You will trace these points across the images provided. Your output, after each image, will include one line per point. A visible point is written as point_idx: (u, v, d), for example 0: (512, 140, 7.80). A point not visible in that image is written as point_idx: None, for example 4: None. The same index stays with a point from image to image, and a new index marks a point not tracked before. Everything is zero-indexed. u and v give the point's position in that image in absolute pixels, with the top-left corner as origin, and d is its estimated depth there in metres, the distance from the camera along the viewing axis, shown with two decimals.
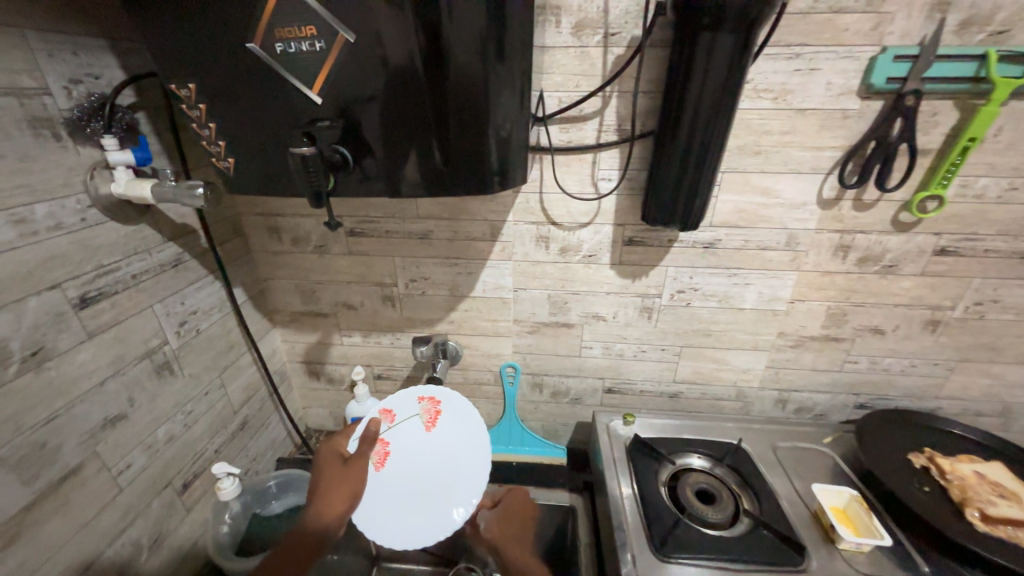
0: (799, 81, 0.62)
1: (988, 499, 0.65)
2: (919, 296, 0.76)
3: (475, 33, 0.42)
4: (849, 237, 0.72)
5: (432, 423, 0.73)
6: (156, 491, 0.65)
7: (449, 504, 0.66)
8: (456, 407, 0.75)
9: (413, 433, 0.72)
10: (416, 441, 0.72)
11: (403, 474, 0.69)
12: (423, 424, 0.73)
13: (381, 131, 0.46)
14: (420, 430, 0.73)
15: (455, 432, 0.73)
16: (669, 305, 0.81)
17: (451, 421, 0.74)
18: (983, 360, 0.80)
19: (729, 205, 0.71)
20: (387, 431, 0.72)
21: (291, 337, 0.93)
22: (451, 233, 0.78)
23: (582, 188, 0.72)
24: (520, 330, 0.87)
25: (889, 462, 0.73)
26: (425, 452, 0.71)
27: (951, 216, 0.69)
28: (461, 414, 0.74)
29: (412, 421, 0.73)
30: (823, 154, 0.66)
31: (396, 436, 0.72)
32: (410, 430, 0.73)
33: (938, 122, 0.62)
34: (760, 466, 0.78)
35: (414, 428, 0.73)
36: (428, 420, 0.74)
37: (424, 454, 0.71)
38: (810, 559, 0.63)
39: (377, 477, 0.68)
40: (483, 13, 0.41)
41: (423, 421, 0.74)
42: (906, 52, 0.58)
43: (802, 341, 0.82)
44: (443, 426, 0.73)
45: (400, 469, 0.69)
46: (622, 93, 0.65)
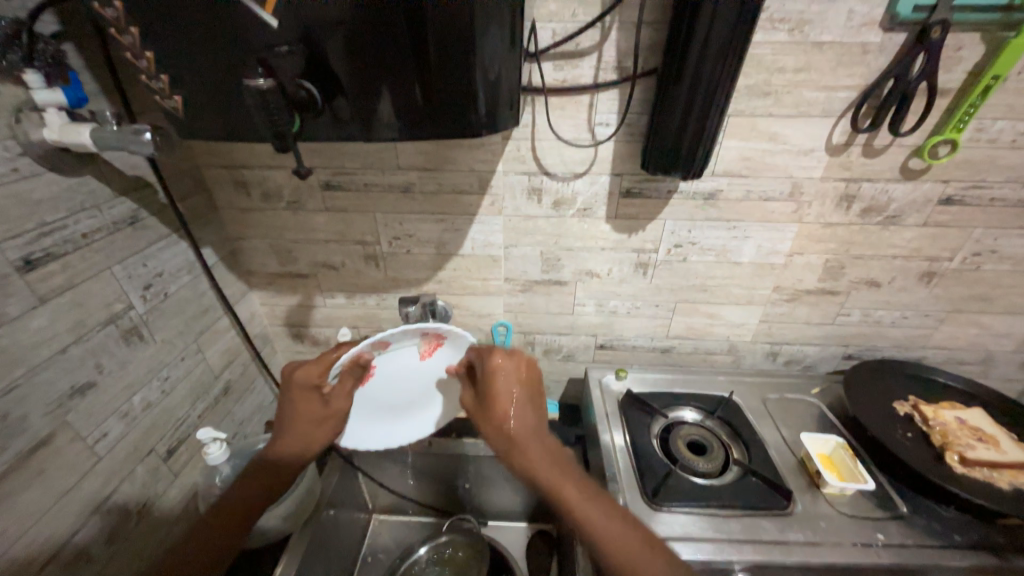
0: (818, 9, 0.56)
1: (967, 442, 0.67)
2: (919, 248, 0.74)
3: None
4: (854, 186, 0.69)
5: (429, 354, 0.66)
6: (139, 458, 0.63)
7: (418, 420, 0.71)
8: (459, 345, 0.65)
9: (406, 359, 0.66)
10: (407, 364, 0.66)
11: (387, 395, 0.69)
12: (420, 353, 0.66)
13: (350, 61, 0.40)
14: (415, 357, 0.66)
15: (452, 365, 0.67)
16: (665, 260, 0.78)
17: (449, 356, 0.67)
18: (973, 311, 0.81)
19: (733, 152, 0.67)
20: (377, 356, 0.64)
21: (271, 299, 0.88)
22: (435, 186, 0.73)
23: (577, 134, 0.66)
24: (512, 288, 0.84)
25: (875, 411, 0.75)
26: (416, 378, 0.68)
27: (962, 163, 0.66)
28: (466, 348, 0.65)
29: (407, 348, 0.64)
30: (837, 94, 0.61)
31: (387, 360, 0.65)
32: (406, 356, 0.66)
33: (961, 58, 0.58)
34: (750, 417, 0.79)
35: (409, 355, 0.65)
36: (427, 349, 0.66)
37: (414, 379, 0.68)
38: (796, 504, 0.64)
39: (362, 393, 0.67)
40: None
41: (419, 349, 0.65)
42: None
43: (797, 295, 0.81)
44: (441, 357, 0.67)
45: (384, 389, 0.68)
46: (623, 23, 0.58)
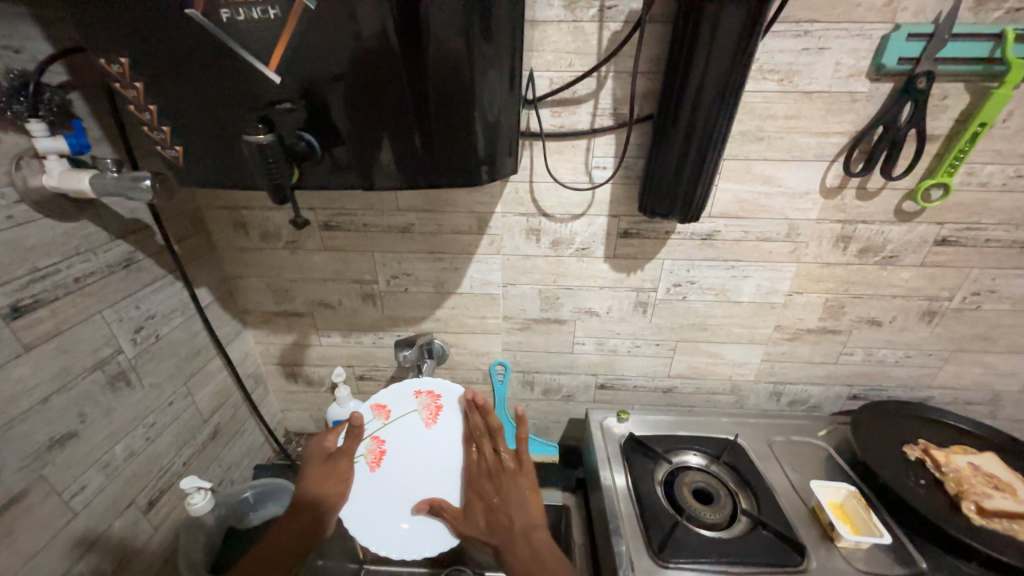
0: (807, 61, 0.58)
1: (984, 491, 0.64)
2: (918, 287, 0.74)
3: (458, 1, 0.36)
4: (851, 227, 0.69)
5: (432, 419, 0.73)
6: (117, 512, 0.60)
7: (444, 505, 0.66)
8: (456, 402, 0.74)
9: (411, 430, 0.72)
10: (414, 438, 0.71)
11: (403, 474, 0.68)
12: (421, 421, 0.72)
13: (351, 114, 0.41)
14: (418, 426, 0.72)
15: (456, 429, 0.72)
16: (665, 299, 0.77)
17: (451, 418, 0.73)
18: (977, 350, 0.80)
19: (729, 194, 0.68)
20: (382, 428, 0.71)
21: (265, 338, 0.87)
22: (434, 226, 0.73)
23: (574, 177, 0.67)
24: (510, 327, 0.83)
25: (886, 455, 0.72)
26: (423, 450, 0.71)
27: (954, 205, 0.66)
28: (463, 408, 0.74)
29: (407, 418, 0.72)
30: (829, 140, 0.63)
31: (392, 433, 0.71)
32: (409, 426, 0.72)
33: (947, 106, 0.59)
34: (756, 461, 0.76)
35: (413, 424, 0.72)
36: (428, 417, 0.73)
37: (423, 454, 0.70)
38: (809, 559, 0.61)
39: (371, 476, 0.67)
40: None
41: (422, 417, 0.73)
42: (919, 31, 0.54)
43: (799, 334, 0.80)
44: (444, 424, 0.73)
45: (397, 469, 0.68)
46: (618, 73, 0.60)
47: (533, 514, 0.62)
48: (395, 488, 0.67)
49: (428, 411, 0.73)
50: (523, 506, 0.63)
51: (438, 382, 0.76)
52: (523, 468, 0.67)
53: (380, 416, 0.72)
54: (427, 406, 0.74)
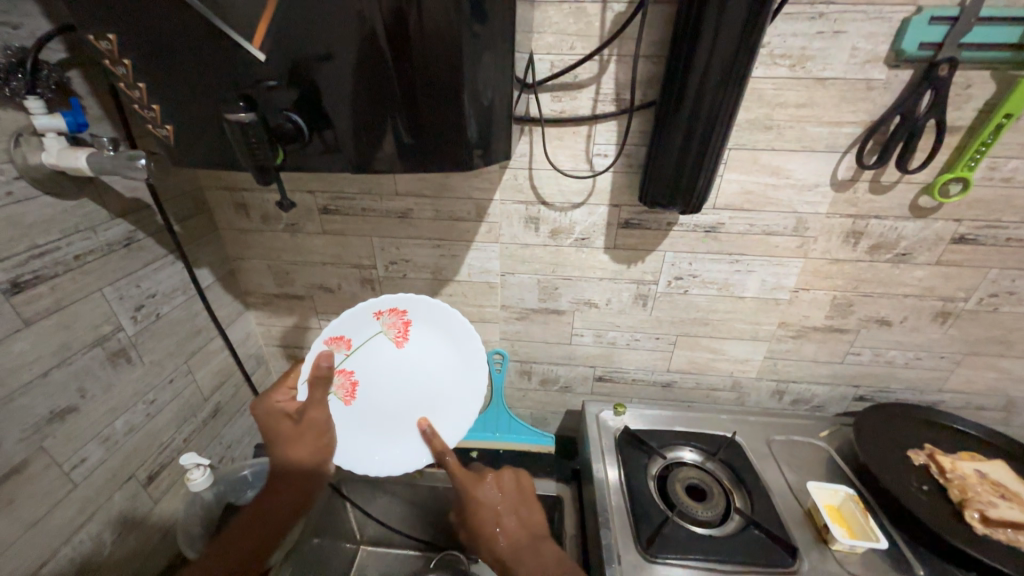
0: (821, 46, 0.55)
1: (989, 500, 0.62)
2: (932, 287, 0.71)
3: None
4: (862, 222, 0.66)
5: (402, 336, 0.67)
6: (118, 484, 0.61)
7: (443, 419, 0.65)
8: (424, 313, 0.66)
9: (379, 352, 0.67)
10: (387, 359, 0.67)
11: (383, 392, 0.67)
12: (391, 341, 0.67)
13: (338, 97, 0.40)
14: (389, 349, 0.67)
15: (432, 343, 0.67)
16: (666, 292, 0.76)
17: (422, 331, 0.67)
18: (992, 354, 0.76)
19: (734, 186, 0.65)
20: (346, 359, 0.65)
21: (267, 321, 0.88)
22: (433, 212, 0.72)
23: (575, 165, 0.66)
24: (508, 316, 0.82)
25: (888, 459, 0.70)
26: (403, 368, 0.67)
27: (974, 202, 0.63)
28: (433, 320, 0.66)
29: (374, 341, 0.66)
30: (842, 130, 0.60)
31: (359, 360, 0.66)
32: (376, 348, 0.67)
33: (971, 96, 0.56)
34: (753, 460, 0.74)
35: (383, 345, 0.67)
36: (397, 334, 0.67)
37: (403, 374, 0.67)
38: (802, 560, 0.60)
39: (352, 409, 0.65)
40: None
41: (392, 339, 0.67)
42: (944, 14, 0.51)
43: (804, 332, 0.78)
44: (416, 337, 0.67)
45: (378, 394, 0.66)
46: (621, 57, 0.58)
47: (535, 525, 0.65)
48: (380, 411, 0.66)
49: (396, 331, 0.67)
50: (525, 515, 0.66)
51: (401, 297, 0.66)
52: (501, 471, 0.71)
53: (341, 347, 0.65)
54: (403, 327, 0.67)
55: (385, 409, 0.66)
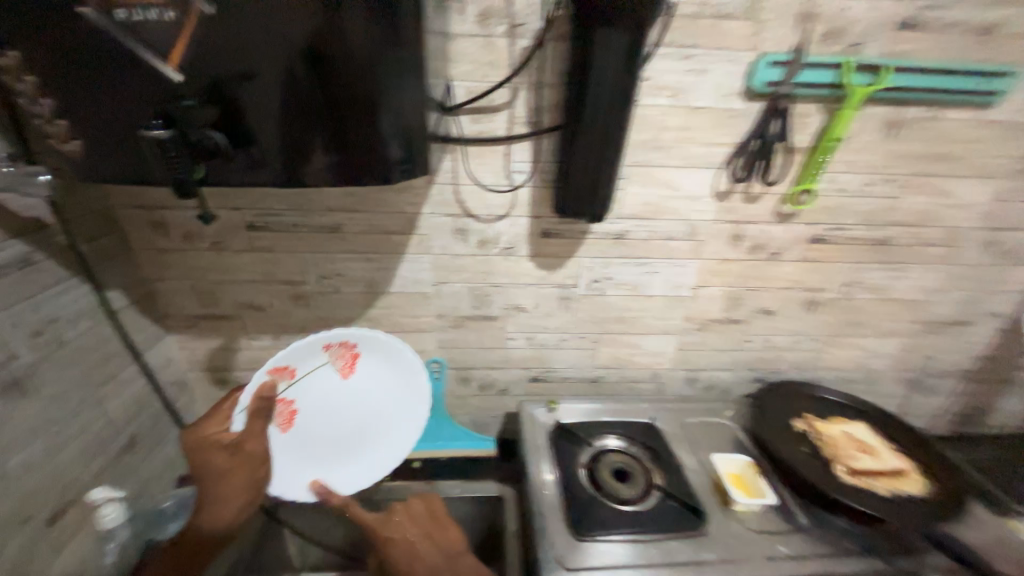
0: (692, 80, 0.66)
1: (851, 454, 0.74)
2: (801, 279, 0.84)
3: (359, 15, 0.40)
4: (741, 227, 0.78)
5: (349, 368, 0.68)
6: (10, 530, 0.56)
7: (377, 450, 0.68)
8: (372, 345, 0.68)
9: (322, 382, 0.68)
10: (329, 389, 0.68)
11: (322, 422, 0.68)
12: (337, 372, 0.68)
13: (259, 115, 0.42)
14: (333, 379, 0.68)
15: (378, 373, 0.70)
16: (586, 294, 0.84)
17: (370, 361, 0.69)
18: (852, 334, 0.92)
19: (636, 197, 0.74)
20: (287, 389, 0.66)
21: (189, 343, 0.84)
22: (364, 225, 0.75)
23: (496, 180, 0.72)
24: (444, 325, 0.86)
25: (779, 429, 0.81)
26: (347, 398, 0.69)
27: (822, 208, 0.77)
28: (382, 352, 0.69)
29: (319, 371, 0.68)
30: (717, 150, 0.71)
31: (300, 391, 0.67)
32: (320, 379, 0.68)
33: (808, 123, 0.70)
34: (671, 441, 0.83)
35: (327, 375, 0.68)
36: (343, 366, 0.68)
37: (347, 403, 0.69)
38: (710, 523, 0.68)
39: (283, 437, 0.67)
40: None
41: (337, 370, 0.68)
42: (780, 58, 0.64)
43: (706, 324, 0.89)
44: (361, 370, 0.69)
45: (316, 423, 0.68)
46: (529, 85, 0.65)
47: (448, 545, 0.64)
48: (316, 439, 0.68)
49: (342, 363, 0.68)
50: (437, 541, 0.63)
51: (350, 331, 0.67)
52: (406, 502, 0.67)
53: (282, 377, 0.66)
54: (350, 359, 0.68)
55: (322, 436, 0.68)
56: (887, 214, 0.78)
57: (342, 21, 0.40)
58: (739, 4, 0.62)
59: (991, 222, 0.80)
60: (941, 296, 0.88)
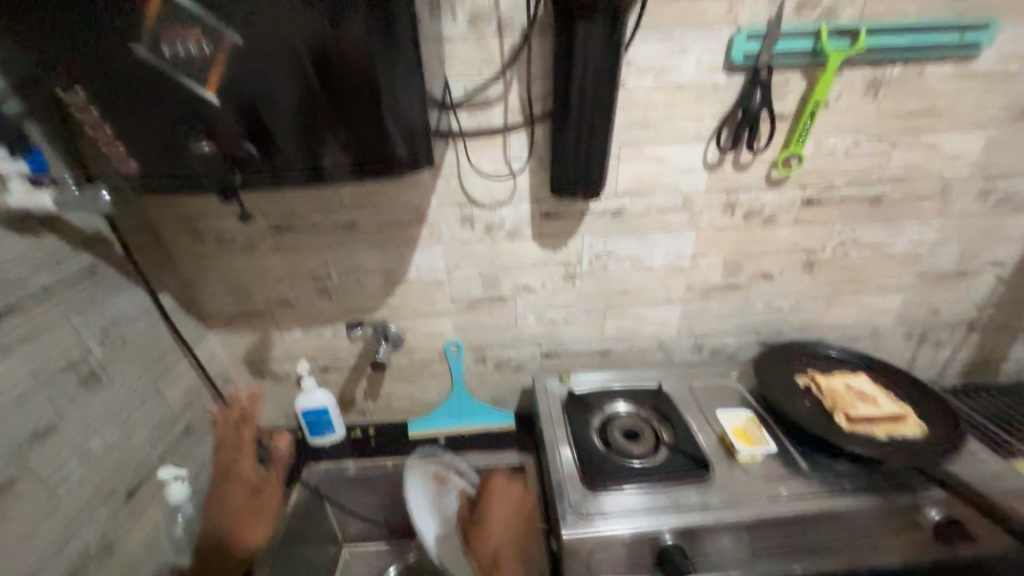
0: (674, 59, 0.70)
1: (852, 402, 0.78)
2: (796, 243, 0.88)
3: (363, 27, 0.45)
4: (733, 195, 0.82)
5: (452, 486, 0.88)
6: (100, 500, 0.65)
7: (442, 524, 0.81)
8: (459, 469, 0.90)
9: (422, 484, 0.85)
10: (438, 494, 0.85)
11: (417, 498, 0.82)
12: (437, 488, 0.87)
13: (284, 126, 0.49)
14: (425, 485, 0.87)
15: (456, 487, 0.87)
16: (589, 271, 0.89)
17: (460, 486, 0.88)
18: (853, 293, 0.95)
19: (629, 175, 0.79)
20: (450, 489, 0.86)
21: (229, 340, 0.93)
22: (377, 220, 0.81)
23: (496, 169, 0.77)
24: (458, 308, 0.92)
25: (782, 384, 0.85)
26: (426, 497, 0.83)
27: (811, 171, 0.80)
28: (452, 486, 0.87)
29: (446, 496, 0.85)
30: (705, 123, 0.75)
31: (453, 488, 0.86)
32: (420, 485, 0.85)
33: (791, 90, 0.73)
34: (678, 404, 0.88)
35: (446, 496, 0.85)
36: (441, 477, 0.86)
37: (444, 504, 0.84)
38: (714, 472, 0.73)
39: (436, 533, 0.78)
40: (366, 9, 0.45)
41: (433, 479, 0.88)
42: (757, 31, 0.67)
43: (707, 292, 0.93)
44: (473, 486, 0.89)
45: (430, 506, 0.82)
46: (521, 77, 0.70)
47: None
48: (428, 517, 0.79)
49: (446, 472, 0.88)
50: None
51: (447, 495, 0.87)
52: None
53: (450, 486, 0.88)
54: (429, 473, 0.89)
55: (431, 498, 0.80)
56: (877, 171, 0.81)
57: (344, 26, 0.45)
58: None
59: (983, 172, 0.82)
60: (939, 248, 0.90)
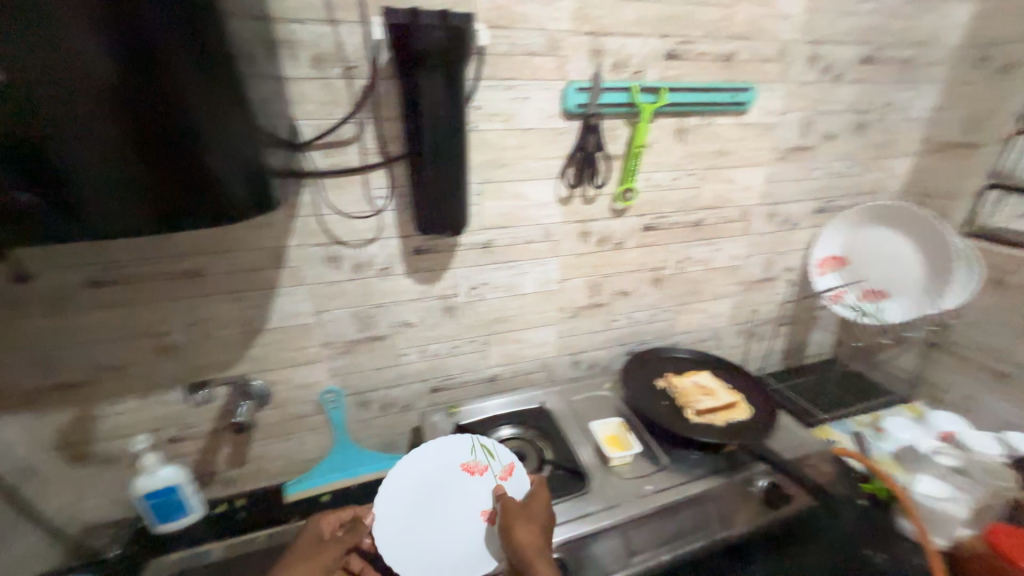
0: (518, 107, 0.77)
1: (698, 398, 0.90)
2: (644, 262, 1.01)
3: (170, 64, 0.43)
4: (586, 225, 0.92)
5: (505, 476, 0.75)
6: None
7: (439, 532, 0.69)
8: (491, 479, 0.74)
9: (457, 465, 0.77)
10: (462, 496, 0.73)
11: (446, 471, 0.76)
12: (472, 470, 0.76)
13: (72, 168, 0.43)
14: (457, 461, 0.77)
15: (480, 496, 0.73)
16: (466, 301, 0.91)
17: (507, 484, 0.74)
18: (694, 302, 1.11)
19: (493, 209, 0.84)
20: (484, 479, 0.75)
21: (30, 424, 0.75)
22: (227, 267, 0.74)
23: (359, 208, 0.76)
24: (332, 353, 0.87)
25: (644, 390, 0.95)
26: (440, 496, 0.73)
27: (645, 201, 0.94)
28: (471, 498, 0.73)
29: (483, 484, 0.74)
30: (553, 162, 0.84)
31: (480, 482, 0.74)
32: (454, 459, 0.77)
33: (618, 135, 0.85)
34: (560, 420, 0.93)
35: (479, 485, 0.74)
36: (477, 465, 0.77)
37: (458, 511, 0.71)
38: (592, 481, 0.79)
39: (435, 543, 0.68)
40: (171, 45, 0.43)
41: (468, 459, 0.77)
42: (583, 85, 0.78)
43: (577, 312, 1.01)
44: (519, 479, 0.75)
45: (439, 511, 0.71)
46: (375, 120, 0.72)
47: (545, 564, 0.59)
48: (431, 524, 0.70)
49: (483, 460, 0.77)
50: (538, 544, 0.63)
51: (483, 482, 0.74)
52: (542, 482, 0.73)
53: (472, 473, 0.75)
54: (475, 452, 0.78)
55: (450, 494, 0.73)
56: (695, 200, 0.97)
57: (148, 67, 0.42)
58: (542, 43, 0.74)
59: (768, 199, 1.04)
60: (749, 259, 1.10)
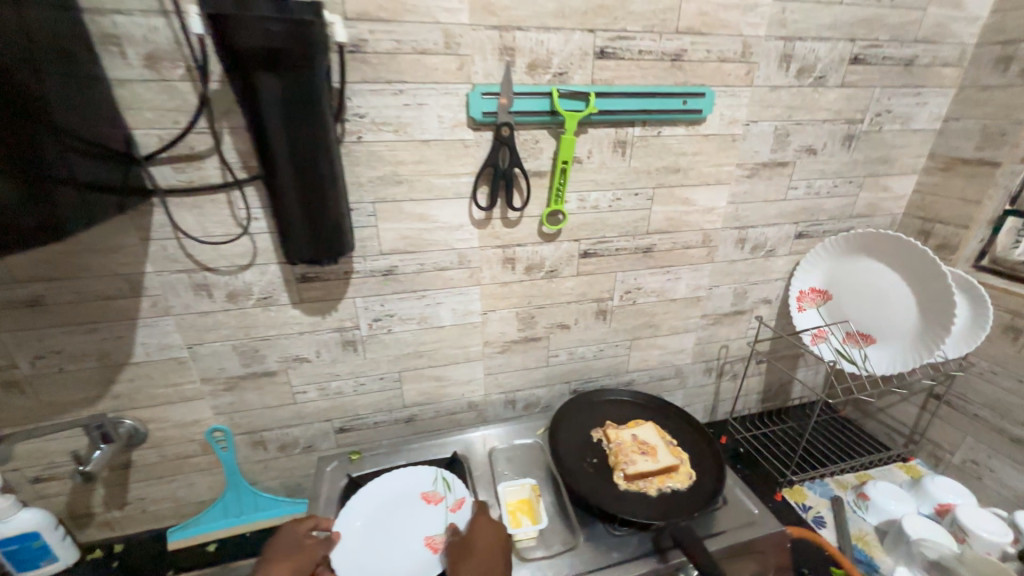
0: (411, 115, 0.65)
1: (631, 458, 0.76)
2: (584, 292, 0.88)
3: None
4: (510, 250, 0.79)
5: (456, 506, 0.72)
6: None
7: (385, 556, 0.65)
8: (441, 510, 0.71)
9: (414, 493, 0.74)
10: (412, 523, 0.69)
11: (404, 497, 0.73)
12: (427, 498, 0.73)
13: None
14: (415, 490, 0.74)
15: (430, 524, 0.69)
16: (370, 334, 0.80)
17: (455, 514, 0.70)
18: (649, 336, 0.97)
19: (391, 233, 0.73)
20: (437, 508, 0.72)
21: None
22: (73, 295, 0.65)
23: (227, 231, 0.66)
24: (214, 389, 0.77)
25: (575, 441, 0.83)
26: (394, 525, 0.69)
27: (581, 224, 0.81)
28: (421, 523, 0.69)
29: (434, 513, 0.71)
30: (462, 179, 0.72)
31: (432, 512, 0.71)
32: (415, 487, 0.75)
33: (542, 148, 0.73)
34: (473, 475, 0.81)
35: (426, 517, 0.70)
36: (435, 496, 0.73)
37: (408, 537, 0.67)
38: None
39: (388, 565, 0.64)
40: None
41: (427, 489, 0.74)
42: (490, 90, 0.66)
43: (507, 346, 0.89)
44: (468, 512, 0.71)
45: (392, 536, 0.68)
46: (234, 129, 0.61)
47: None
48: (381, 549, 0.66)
49: (441, 493, 0.74)
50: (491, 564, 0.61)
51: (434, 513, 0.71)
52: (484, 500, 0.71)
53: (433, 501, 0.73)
54: (434, 483, 0.75)
55: (403, 517, 0.70)
56: (643, 224, 0.84)
57: None
58: (436, 39, 0.62)
59: (735, 222, 0.89)
60: (715, 290, 0.95)
